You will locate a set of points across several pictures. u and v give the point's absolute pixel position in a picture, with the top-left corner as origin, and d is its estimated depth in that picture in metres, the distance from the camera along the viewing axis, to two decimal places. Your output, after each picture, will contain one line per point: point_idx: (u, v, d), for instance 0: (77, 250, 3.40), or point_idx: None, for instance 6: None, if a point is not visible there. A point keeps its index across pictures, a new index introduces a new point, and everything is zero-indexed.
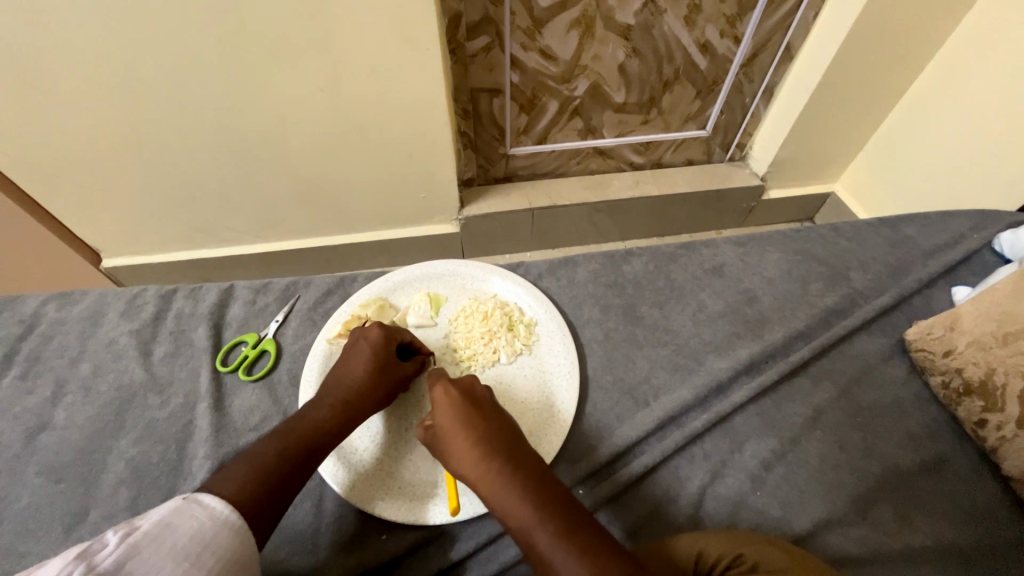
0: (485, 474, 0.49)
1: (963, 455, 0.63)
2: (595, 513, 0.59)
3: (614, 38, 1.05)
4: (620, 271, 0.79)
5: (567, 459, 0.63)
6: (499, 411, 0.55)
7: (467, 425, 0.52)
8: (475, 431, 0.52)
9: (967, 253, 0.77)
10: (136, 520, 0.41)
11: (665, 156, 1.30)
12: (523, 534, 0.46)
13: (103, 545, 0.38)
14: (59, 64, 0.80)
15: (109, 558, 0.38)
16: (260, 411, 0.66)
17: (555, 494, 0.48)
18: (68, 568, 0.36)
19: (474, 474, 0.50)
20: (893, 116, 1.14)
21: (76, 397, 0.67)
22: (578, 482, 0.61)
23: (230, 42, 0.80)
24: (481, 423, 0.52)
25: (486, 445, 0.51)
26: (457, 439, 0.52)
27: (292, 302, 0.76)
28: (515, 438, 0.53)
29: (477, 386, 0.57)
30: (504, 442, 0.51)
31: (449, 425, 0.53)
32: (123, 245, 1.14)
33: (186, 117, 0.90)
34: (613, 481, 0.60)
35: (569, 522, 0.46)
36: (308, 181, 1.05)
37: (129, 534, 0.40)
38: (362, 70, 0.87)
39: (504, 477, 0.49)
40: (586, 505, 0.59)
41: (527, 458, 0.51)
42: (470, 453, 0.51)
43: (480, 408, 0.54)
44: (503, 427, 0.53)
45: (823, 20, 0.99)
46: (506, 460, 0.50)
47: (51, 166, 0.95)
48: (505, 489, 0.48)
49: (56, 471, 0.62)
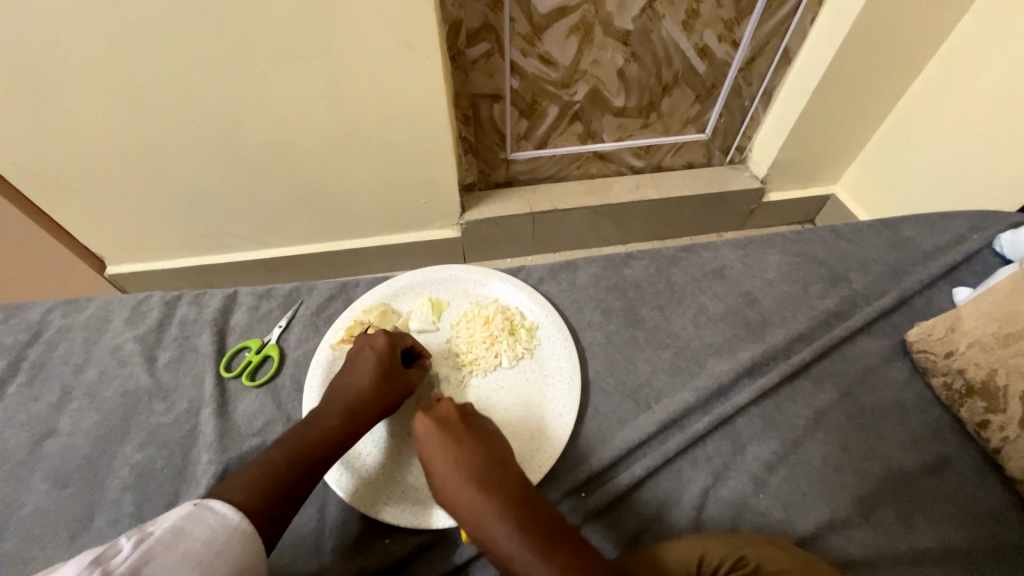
0: (464, 501, 0.50)
1: (966, 455, 0.63)
2: (582, 528, 0.58)
3: (614, 43, 1.06)
4: (621, 274, 0.79)
5: (561, 468, 0.63)
6: (480, 432, 0.55)
7: (444, 453, 0.52)
8: (452, 459, 0.52)
9: (968, 254, 0.77)
10: (149, 526, 0.41)
11: (665, 159, 1.31)
12: (504, 561, 0.47)
13: (118, 551, 0.39)
14: (65, 73, 0.81)
15: (125, 563, 0.38)
16: (263, 417, 0.67)
17: (534, 518, 0.48)
18: (86, 572, 0.36)
19: (454, 499, 0.50)
20: (893, 118, 1.14)
21: (81, 403, 0.68)
22: (564, 496, 0.61)
23: (233, 50, 0.81)
24: (457, 449, 0.52)
25: (462, 472, 0.51)
26: (436, 468, 0.52)
27: (295, 307, 0.76)
28: (493, 459, 0.52)
29: (454, 409, 0.56)
30: (484, 465, 0.51)
31: (427, 454, 0.53)
32: (127, 252, 1.15)
33: (189, 124, 0.91)
34: (611, 487, 0.60)
35: (549, 547, 0.46)
36: (310, 187, 1.06)
37: (142, 540, 0.40)
38: (363, 77, 0.88)
39: (482, 504, 0.49)
40: (571, 520, 0.59)
41: (506, 481, 0.50)
42: (448, 482, 0.51)
43: (457, 433, 0.54)
44: (481, 450, 0.53)
45: (821, 23, 1.00)
46: (484, 486, 0.50)
47: (56, 174, 0.96)
48: (485, 514, 0.48)
49: (61, 477, 0.62)
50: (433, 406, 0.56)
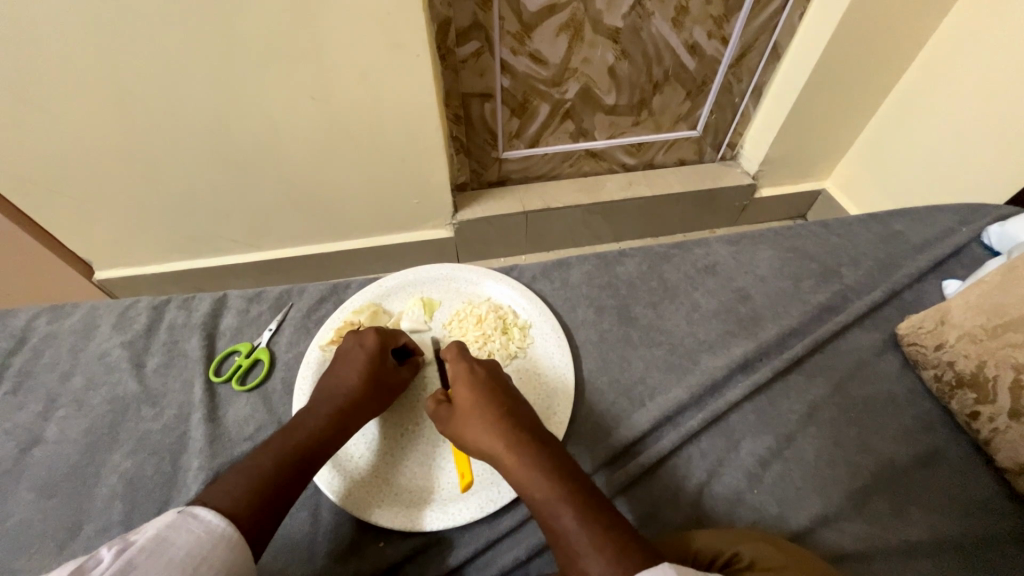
0: (506, 449, 0.50)
1: (957, 447, 0.63)
2: (614, 500, 0.60)
3: (604, 41, 1.05)
4: (614, 272, 0.79)
5: (586, 443, 0.64)
6: (518, 397, 0.56)
7: (487, 405, 0.54)
8: (496, 410, 0.53)
9: (957, 247, 0.78)
10: (131, 536, 0.41)
11: (658, 156, 1.31)
12: (539, 507, 0.47)
13: (98, 562, 0.38)
14: (47, 75, 0.80)
15: (107, 573, 0.37)
16: (255, 421, 0.66)
17: (573, 472, 0.48)
18: None
19: (494, 450, 0.51)
20: (883, 112, 1.14)
21: (68, 411, 0.67)
22: (598, 468, 0.62)
23: (219, 52, 0.81)
24: (499, 404, 0.54)
25: (506, 422, 0.52)
26: (475, 417, 0.53)
27: (286, 310, 0.76)
28: (532, 420, 0.54)
29: (492, 370, 0.58)
30: (524, 423, 0.52)
31: (468, 404, 0.54)
32: (117, 258, 1.14)
33: (176, 126, 0.90)
34: (633, 467, 0.61)
35: (588, 499, 0.46)
36: (301, 189, 1.05)
37: (123, 550, 0.39)
38: (352, 77, 0.87)
39: (524, 454, 0.49)
40: (604, 490, 0.60)
41: (544, 438, 0.52)
42: (488, 429, 0.52)
43: (498, 391, 0.55)
44: (522, 409, 0.54)
45: (810, 18, 1.00)
46: (526, 437, 0.51)
47: (41, 178, 0.94)
48: (525, 465, 0.49)
49: (48, 486, 0.62)
50: (473, 367, 0.58)
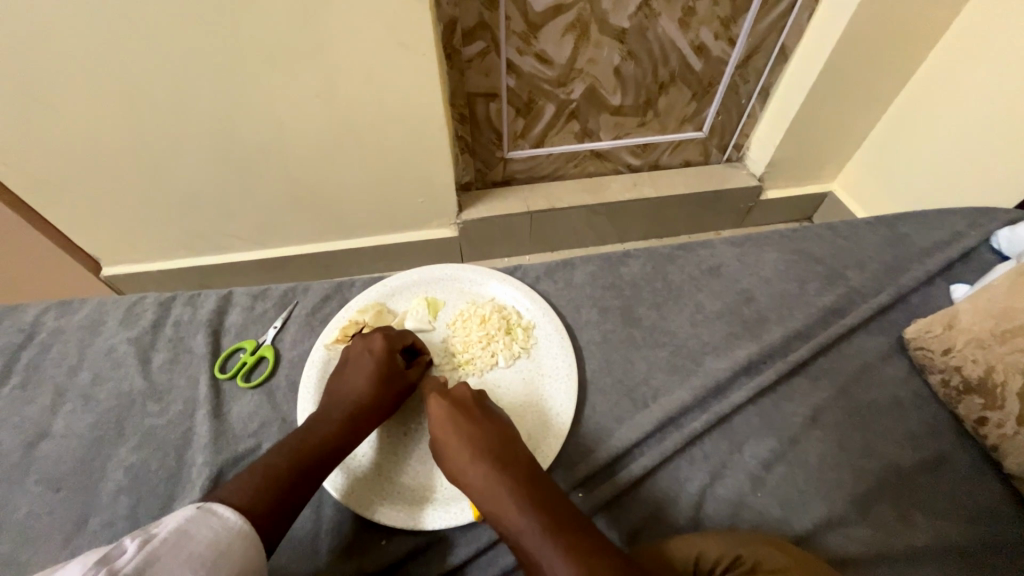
0: (477, 474, 0.51)
1: (963, 452, 0.62)
2: (592, 518, 0.59)
3: (610, 42, 1.05)
4: (618, 273, 0.79)
5: (566, 461, 0.63)
6: (493, 415, 0.56)
7: (459, 430, 0.54)
8: (467, 433, 0.53)
9: (964, 251, 0.77)
10: (154, 528, 0.41)
11: (663, 157, 1.30)
12: (512, 533, 0.47)
13: (123, 552, 0.38)
14: (56, 72, 0.80)
15: (131, 564, 0.38)
16: (259, 418, 0.66)
17: (545, 496, 0.49)
18: (92, 571, 0.36)
19: (468, 476, 0.51)
20: (891, 113, 1.13)
21: (75, 406, 0.68)
22: (576, 487, 0.61)
23: (225, 50, 0.81)
24: (472, 425, 0.54)
25: (478, 446, 0.52)
26: (449, 442, 0.53)
27: (291, 308, 0.76)
28: (506, 439, 0.54)
29: (468, 391, 0.58)
30: (497, 446, 0.52)
31: (441, 429, 0.54)
32: (124, 254, 1.15)
33: (183, 124, 0.91)
34: (618, 482, 0.60)
35: (559, 523, 0.46)
36: (308, 188, 1.06)
37: (147, 541, 0.40)
38: (359, 76, 0.88)
39: (496, 479, 0.50)
40: (582, 509, 0.59)
41: (518, 459, 0.52)
42: (461, 455, 0.52)
43: (472, 413, 0.55)
44: (495, 430, 0.54)
45: (818, 19, 1.00)
46: (498, 460, 0.51)
47: (50, 174, 0.95)
48: (498, 491, 0.49)
49: (55, 480, 0.62)
50: (450, 391, 0.58)
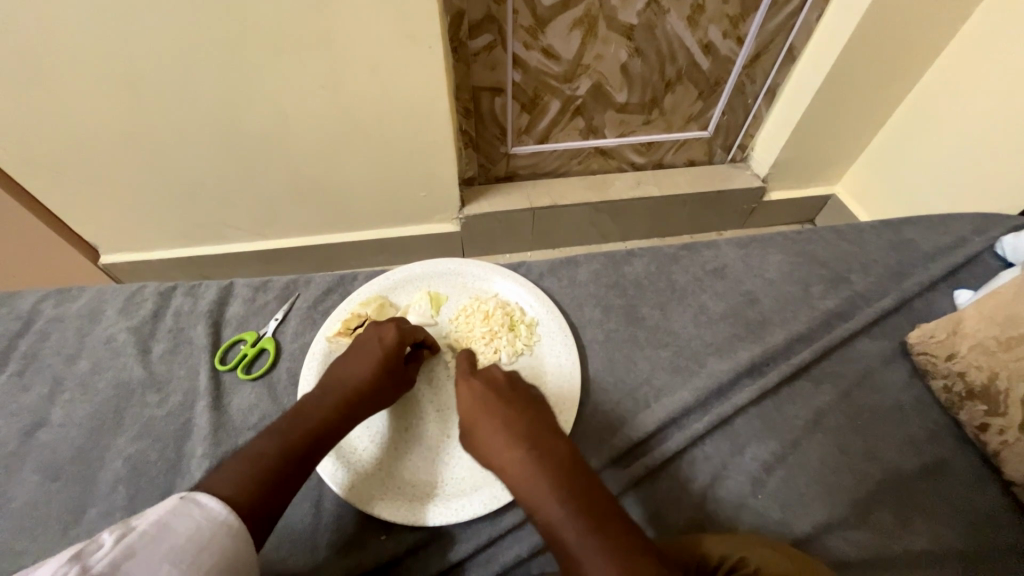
0: (515, 461, 0.51)
1: (963, 458, 0.62)
2: (621, 497, 0.60)
3: (617, 38, 1.04)
4: (621, 271, 0.78)
5: (595, 441, 0.64)
6: (534, 403, 0.57)
7: (497, 418, 0.54)
8: (506, 420, 0.54)
9: (968, 257, 0.77)
10: (133, 520, 0.41)
11: (667, 155, 1.30)
12: (547, 522, 0.47)
13: (98, 546, 0.38)
14: (56, 57, 0.79)
15: (105, 559, 0.37)
16: (259, 410, 0.66)
17: (582, 486, 0.48)
18: (63, 567, 0.36)
19: (505, 463, 0.51)
20: (897, 116, 1.13)
21: (73, 395, 0.67)
22: (607, 465, 0.62)
23: (228, 38, 0.80)
24: (510, 414, 0.54)
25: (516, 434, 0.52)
26: (487, 429, 0.54)
27: (292, 300, 0.75)
28: (545, 429, 0.53)
29: (506, 380, 0.59)
30: (535, 434, 0.52)
31: (480, 415, 0.55)
32: (123, 242, 1.14)
33: (185, 112, 0.90)
34: (643, 463, 0.61)
35: (596, 515, 0.46)
36: (309, 179, 1.05)
37: (124, 535, 0.39)
38: (364, 67, 0.87)
39: (533, 467, 0.50)
40: (613, 488, 0.60)
41: (556, 448, 0.51)
42: (499, 442, 0.52)
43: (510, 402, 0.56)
44: (533, 418, 0.55)
45: (827, 20, 0.99)
46: (535, 448, 0.51)
47: (49, 160, 0.94)
48: (533, 479, 0.49)
49: (53, 469, 0.62)
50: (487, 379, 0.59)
